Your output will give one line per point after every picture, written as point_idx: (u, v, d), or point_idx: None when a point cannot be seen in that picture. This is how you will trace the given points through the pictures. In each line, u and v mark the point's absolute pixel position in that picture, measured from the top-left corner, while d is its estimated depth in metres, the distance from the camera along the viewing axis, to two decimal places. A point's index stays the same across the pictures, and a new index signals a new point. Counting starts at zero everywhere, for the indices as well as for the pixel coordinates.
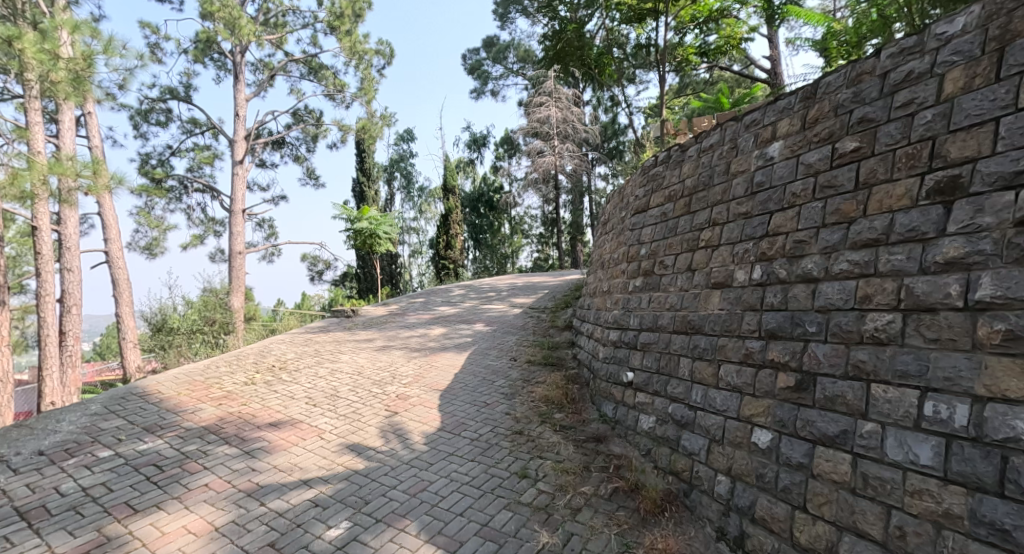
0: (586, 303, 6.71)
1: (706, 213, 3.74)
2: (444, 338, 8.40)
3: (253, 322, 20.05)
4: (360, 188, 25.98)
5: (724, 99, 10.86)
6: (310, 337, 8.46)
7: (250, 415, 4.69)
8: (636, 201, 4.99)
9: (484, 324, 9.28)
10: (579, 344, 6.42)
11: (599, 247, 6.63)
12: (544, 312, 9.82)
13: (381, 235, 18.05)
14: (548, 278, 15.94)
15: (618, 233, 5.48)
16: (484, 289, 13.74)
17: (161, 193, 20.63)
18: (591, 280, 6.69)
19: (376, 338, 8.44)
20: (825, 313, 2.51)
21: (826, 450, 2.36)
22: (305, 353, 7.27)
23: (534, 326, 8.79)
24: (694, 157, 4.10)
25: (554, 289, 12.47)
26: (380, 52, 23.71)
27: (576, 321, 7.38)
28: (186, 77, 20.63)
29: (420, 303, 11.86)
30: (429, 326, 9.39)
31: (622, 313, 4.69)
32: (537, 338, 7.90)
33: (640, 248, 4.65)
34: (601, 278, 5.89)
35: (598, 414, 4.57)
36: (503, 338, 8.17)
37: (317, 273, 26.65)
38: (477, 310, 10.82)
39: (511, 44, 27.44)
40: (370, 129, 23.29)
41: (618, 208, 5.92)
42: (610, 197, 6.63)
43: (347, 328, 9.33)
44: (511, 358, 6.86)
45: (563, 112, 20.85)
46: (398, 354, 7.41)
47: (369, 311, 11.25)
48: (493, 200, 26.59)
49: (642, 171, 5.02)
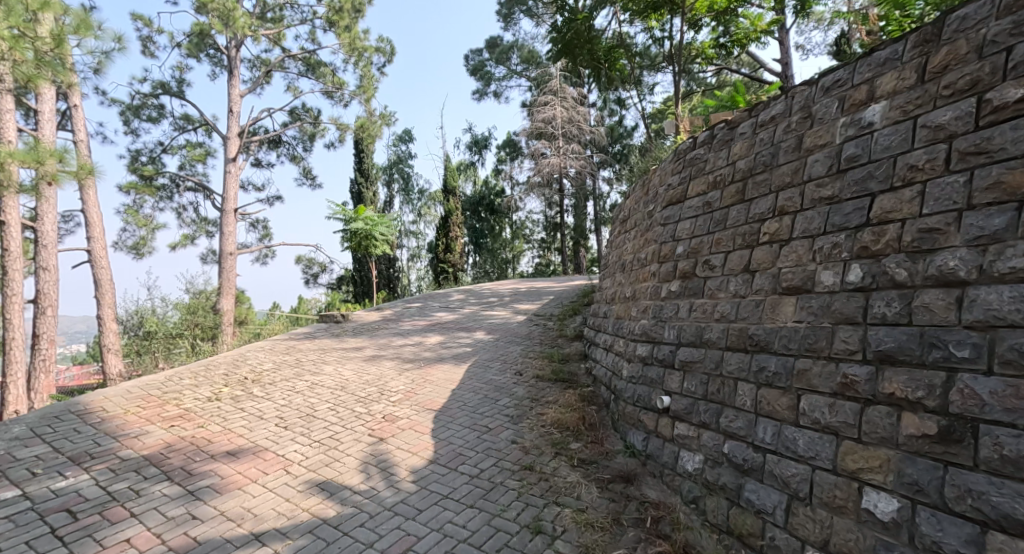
0: (602, 310, 5.97)
1: (770, 199, 3.00)
2: (441, 347, 7.63)
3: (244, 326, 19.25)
4: (357, 188, 25.31)
5: (741, 95, 10.26)
6: (292, 345, 7.67)
7: (205, 441, 3.91)
8: (668, 190, 4.27)
9: (485, 332, 8.51)
10: (594, 357, 5.66)
11: (619, 246, 5.90)
12: (550, 320, 9.06)
13: (377, 237, 17.33)
14: (552, 283, 15.21)
15: (644, 229, 4.76)
16: (485, 294, 12.96)
17: (149, 191, 19.88)
18: (608, 283, 5.95)
19: (365, 347, 7.66)
20: (986, 331, 1.81)
21: (1008, 536, 1.68)
22: (284, 363, 6.49)
23: (540, 335, 8.02)
24: (748, 134, 3.36)
25: (559, 295, 11.70)
26: (380, 50, 23.09)
27: (590, 329, 6.64)
28: (178, 71, 20.01)
29: (416, 309, 11.08)
30: (425, 334, 8.62)
31: (652, 324, 3.94)
32: (543, 349, 7.15)
33: (675, 245, 3.91)
34: (623, 281, 5.15)
35: (624, 446, 3.80)
36: (506, 348, 7.41)
37: (312, 275, 25.92)
38: (477, 316, 10.04)
39: (515, 44, 26.90)
40: (367, 127, 22.61)
41: (643, 201, 5.21)
42: (631, 190, 5.91)
43: (335, 334, 8.56)
44: (515, 372, 6.10)
45: (568, 112, 20.25)
46: (390, 365, 6.63)
47: (360, 316, 10.47)
48: (494, 204, 25.89)
49: (676, 156, 4.30)
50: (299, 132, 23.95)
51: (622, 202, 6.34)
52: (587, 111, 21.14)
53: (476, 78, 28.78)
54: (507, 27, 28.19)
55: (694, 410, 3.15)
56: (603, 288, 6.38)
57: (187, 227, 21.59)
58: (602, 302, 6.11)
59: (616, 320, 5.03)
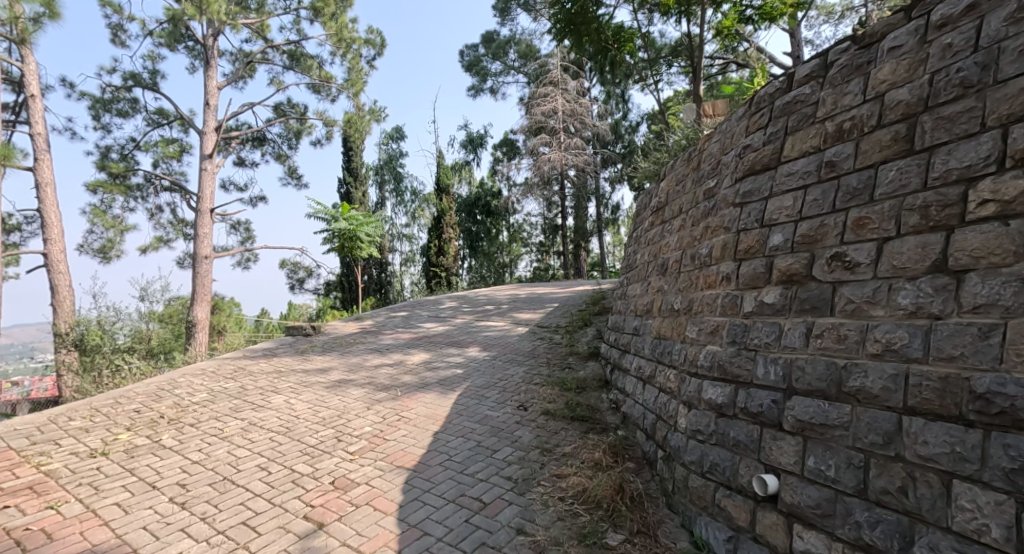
0: (633, 322, 4.64)
1: (985, 144, 1.72)
2: (425, 369, 6.25)
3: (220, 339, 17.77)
4: (346, 189, 24.00)
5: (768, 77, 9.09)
6: (242, 366, 6.26)
7: (40, 539, 2.54)
8: (745, 155, 2.94)
9: (479, 349, 7.12)
10: (623, 389, 4.35)
11: (653, 241, 4.55)
12: (556, 334, 7.71)
13: (362, 238, 15.95)
14: (553, 289, 13.82)
15: (700, 213, 3.44)
16: (480, 301, 11.59)
17: (119, 190, 18.50)
18: (641, 290, 4.61)
19: (331, 370, 6.26)
20: None
21: None
22: (221, 394, 5.09)
23: (545, 354, 6.64)
24: (911, 43, 2.04)
25: (565, 303, 10.32)
26: (370, 42, 21.83)
27: (613, 347, 5.31)
28: (150, 61, 18.76)
29: (401, 319, 9.69)
30: (408, 350, 7.26)
31: (731, 354, 2.61)
32: (551, 372, 5.80)
33: (766, 234, 2.59)
34: (668, 285, 3.81)
35: (694, 545, 2.49)
36: (504, 371, 6.03)
37: (297, 281, 24.51)
38: (470, 328, 8.66)
39: (512, 39, 25.68)
40: (354, 121, 21.19)
41: (692, 178, 3.87)
42: (671, 167, 4.58)
43: (299, 353, 7.16)
44: (517, 405, 4.74)
45: (570, 105, 19.22)
46: (358, 395, 5.25)
47: (335, 328, 9.06)
48: (491, 205, 24.54)
49: (754, 104, 2.98)
50: (284, 129, 22.57)
51: (657, 184, 5.00)
52: (590, 105, 19.93)
53: (471, 74, 27.54)
54: (503, 21, 27.04)
55: (838, 514, 1.86)
56: (631, 295, 5.03)
57: (162, 229, 20.21)
58: (632, 315, 4.76)
59: (660, 339, 3.71)
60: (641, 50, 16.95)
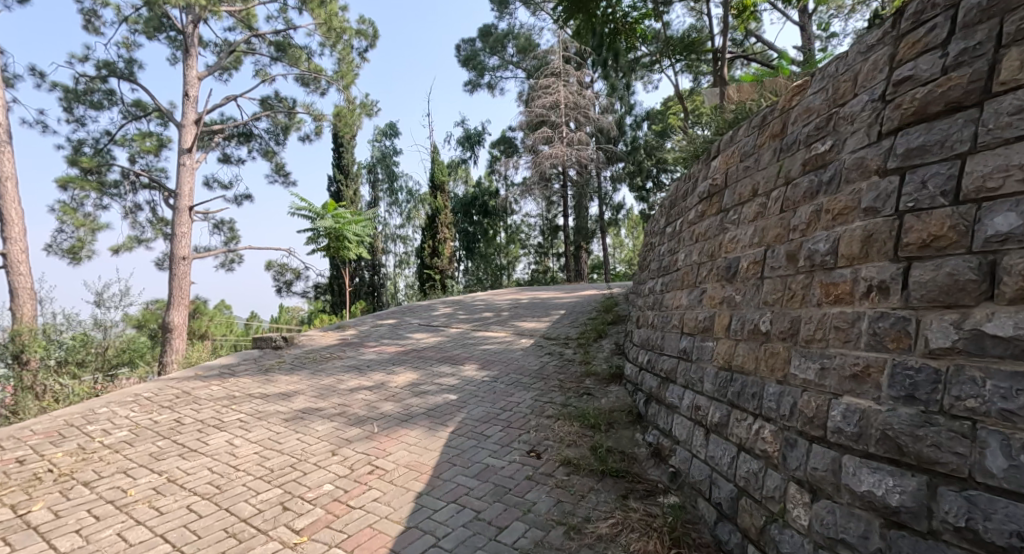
0: (679, 340, 3.60)
1: None
2: (411, 395, 5.11)
3: (198, 346, 16.62)
4: (336, 187, 22.90)
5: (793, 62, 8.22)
6: (188, 390, 5.12)
7: None
8: (900, 94, 1.86)
9: (477, 367, 5.99)
10: (670, 433, 3.32)
11: (709, 236, 3.48)
12: (565, 349, 6.63)
13: (349, 238, 14.84)
14: (557, 293, 12.77)
15: (803, 194, 2.37)
16: (478, 307, 10.48)
17: (90, 185, 17.21)
18: (692, 299, 3.55)
19: (296, 394, 5.13)
20: None
21: None
22: (146, 431, 3.97)
23: (556, 375, 5.55)
24: None
25: (572, 311, 9.22)
26: (361, 33, 20.72)
27: (648, 370, 4.26)
28: (125, 49, 17.62)
29: (387, 329, 8.55)
30: (393, 368, 6.16)
31: (907, 420, 1.55)
32: (568, 399, 4.72)
33: (972, 218, 1.53)
34: (744, 295, 2.75)
35: None
36: (507, 397, 4.90)
37: (284, 283, 23.42)
38: (466, 340, 7.56)
39: (511, 32, 24.64)
40: (343, 114, 20.02)
41: (777, 144, 2.79)
42: (732, 140, 3.48)
43: (262, 371, 6.01)
44: (526, 450, 3.68)
45: (572, 97, 18.32)
46: (324, 431, 4.14)
47: (311, 340, 7.92)
48: (488, 205, 23.45)
49: (913, 15, 1.89)
50: (271, 124, 21.35)
51: (709, 161, 3.92)
52: (594, 99, 18.94)
53: (467, 69, 26.47)
54: (501, 14, 25.97)
55: None
56: (673, 305, 3.97)
57: (139, 228, 19.05)
58: (677, 331, 3.71)
59: (735, 372, 2.65)
60: (648, 39, 16.02)
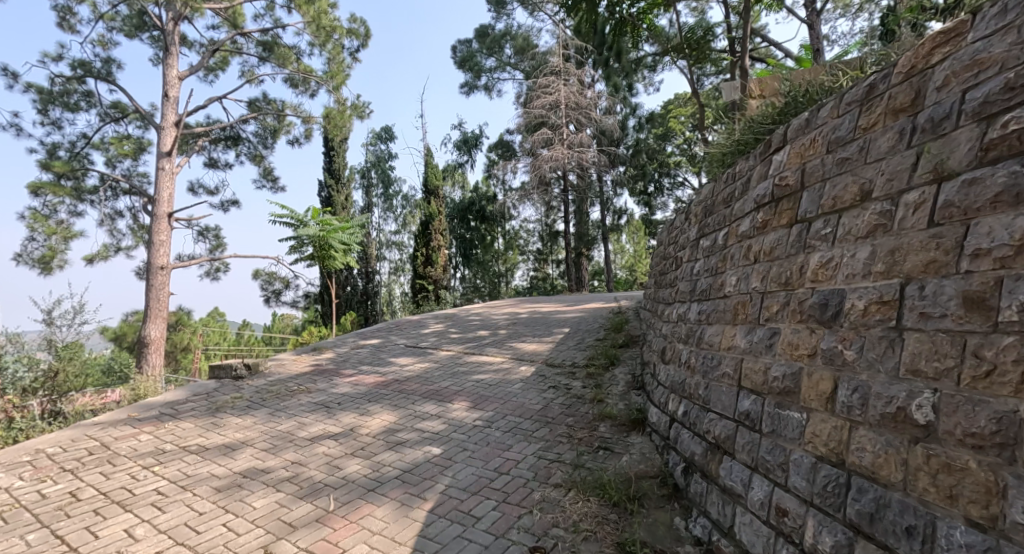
0: (736, 397, 2.63)
1: None
2: (385, 449, 4.13)
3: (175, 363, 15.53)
4: (327, 192, 21.95)
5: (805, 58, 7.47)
6: (105, 443, 4.13)
7: None
8: None
9: (468, 407, 5.01)
10: (732, 534, 2.37)
11: (779, 256, 2.53)
12: (572, 380, 5.67)
13: (335, 247, 13.89)
14: (560, 305, 11.84)
15: (994, 198, 1.46)
16: (472, 324, 9.51)
17: (64, 191, 16.22)
18: (755, 343, 2.58)
19: (243, 446, 4.15)
20: None
21: None
22: (20, 518, 2.99)
23: (564, 417, 4.60)
24: None
25: (578, 330, 8.26)
26: (352, 33, 19.90)
27: (685, 424, 3.30)
28: (101, 47, 16.63)
29: (369, 353, 7.60)
30: (369, 406, 5.19)
31: None
32: (580, 457, 3.75)
33: None
34: (860, 350, 1.78)
35: None
36: (504, 453, 3.94)
37: (273, 292, 22.50)
38: (458, 367, 6.59)
39: (508, 32, 23.77)
40: (333, 116, 19.06)
41: (904, 121, 1.83)
42: (808, 123, 2.54)
43: (211, 412, 5.02)
44: (530, 548, 2.73)
45: (574, 96, 17.55)
46: (262, 510, 3.16)
47: (281, 366, 6.94)
48: (485, 210, 22.55)
49: None
50: (259, 127, 20.34)
51: (765, 155, 2.95)
52: (596, 100, 18.10)
53: (464, 70, 25.58)
54: (498, 15, 25.10)
55: None
56: (721, 345, 3.01)
57: (117, 236, 18.07)
58: (732, 382, 2.74)
59: (854, 475, 1.70)
60: (654, 37, 15.19)
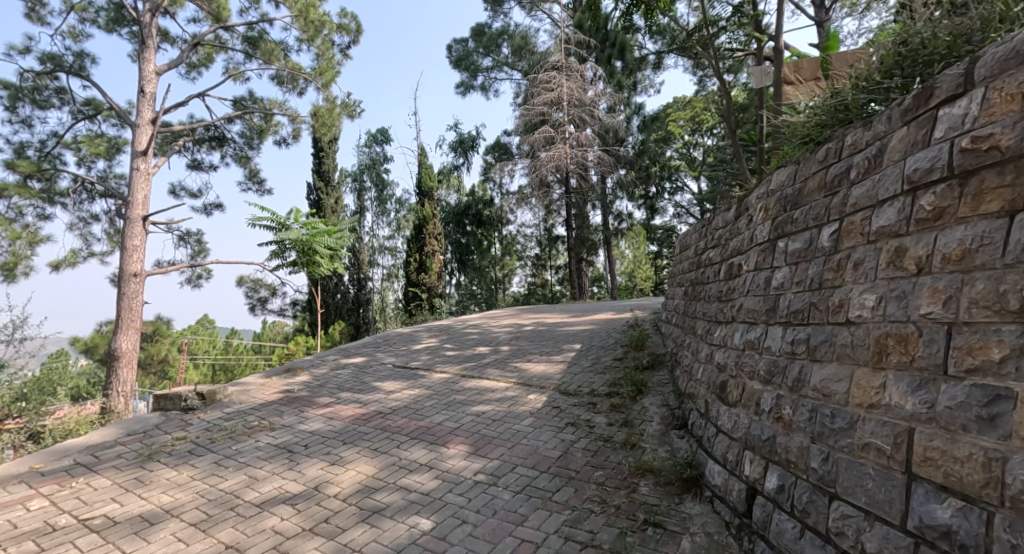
0: (904, 494, 1.67)
1: None
2: (357, 522, 3.09)
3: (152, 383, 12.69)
4: (316, 195, 20.90)
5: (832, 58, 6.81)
6: None
7: None
8: None
9: (466, 454, 3.99)
10: None
11: (992, 264, 1.56)
12: (595, 415, 4.68)
13: (320, 252, 12.85)
14: (567, 315, 10.83)
15: None
16: (470, 339, 8.48)
17: (31, 193, 14.99)
18: (938, 408, 1.61)
19: (165, 518, 3.09)
20: None
21: None
22: None
23: (589, 471, 3.59)
24: None
25: (591, 347, 7.24)
26: (342, 28, 18.91)
27: (781, 508, 2.30)
28: (72, 39, 15.42)
29: (350, 375, 6.55)
30: (343, 451, 4.15)
31: None
32: (623, 540, 2.75)
33: None
34: None
35: None
36: (517, 531, 2.92)
37: (258, 300, 21.39)
38: (455, 395, 5.56)
39: (505, 31, 22.80)
40: (321, 114, 18.02)
41: None
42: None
43: (139, 461, 3.96)
44: None
45: (577, 93, 16.77)
46: None
47: (246, 393, 5.89)
48: (483, 214, 21.42)
49: None
50: (245, 127, 19.21)
51: (916, 113, 2.00)
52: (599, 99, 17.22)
53: (459, 70, 24.63)
54: (495, 13, 24.12)
55: None
56: (850, 398, 2.00)
57: (90, 242, 16.89)
58: (885, 463, 1.76)
59: None
60: (664, 30, 14.27)
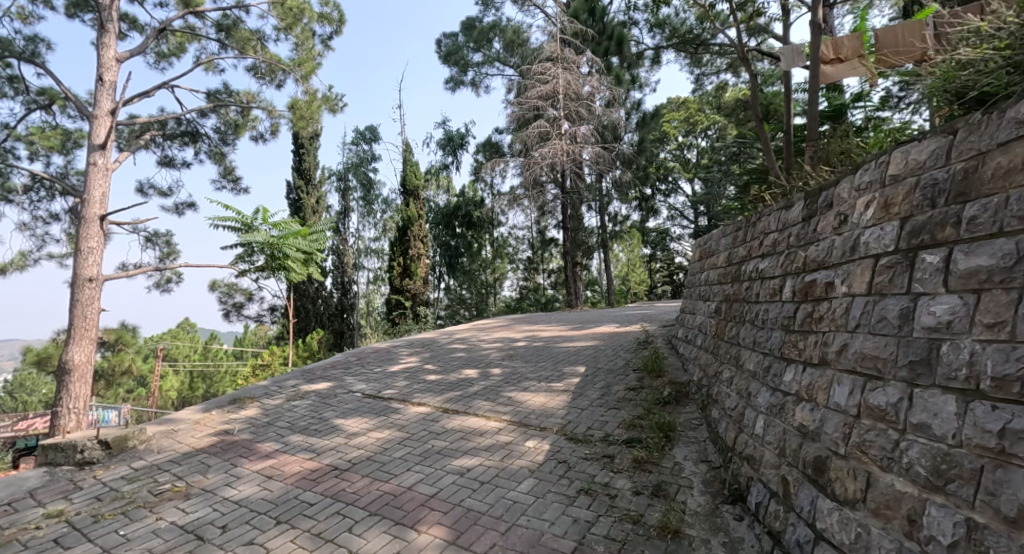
0: None
1: None
2: None
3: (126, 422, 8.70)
4: (294, 195, 19.63)
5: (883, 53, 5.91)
6: None
7: None
8: None
9: (443, 548, 2.87)
10: None
11: None
12: (615, 476, 3.57)
13: (292, 256, 11.61)
14: (565, 327, 9.75)
15: None
16: (456, 358, 7.33)
17: None
18: None
19: None
20: None
21: None
22: None
23: None
24: None
25: (597, 371, 6.13)
26: (324, 18, 17.71)
27: None
28: (21, 21, 13.99)
29: (306, 409, 5.39)
30: (270, 540, 3.00)
31: None
32: None
33: None
34: None
35: None
36: None
37: (233, 305, 20.06)
38: (432, 441, 4.40)
39: (496, 24, 21.72)
40: (299, 107, 16.70)
41: None
42: None
43: None
44: None
45: (574, 85, 15.67)
46: None
47: (172, 434, 4.72)
48: (473, 216, 20.23)
49: None
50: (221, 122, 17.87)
51: None
52: (599, 94, 16.11)
53: (449, 65, 23.43)
54: (486, 6, 23.10)
55: None
56: None
57: (45, 244, 15.50)
58: None
59: None
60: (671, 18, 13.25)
